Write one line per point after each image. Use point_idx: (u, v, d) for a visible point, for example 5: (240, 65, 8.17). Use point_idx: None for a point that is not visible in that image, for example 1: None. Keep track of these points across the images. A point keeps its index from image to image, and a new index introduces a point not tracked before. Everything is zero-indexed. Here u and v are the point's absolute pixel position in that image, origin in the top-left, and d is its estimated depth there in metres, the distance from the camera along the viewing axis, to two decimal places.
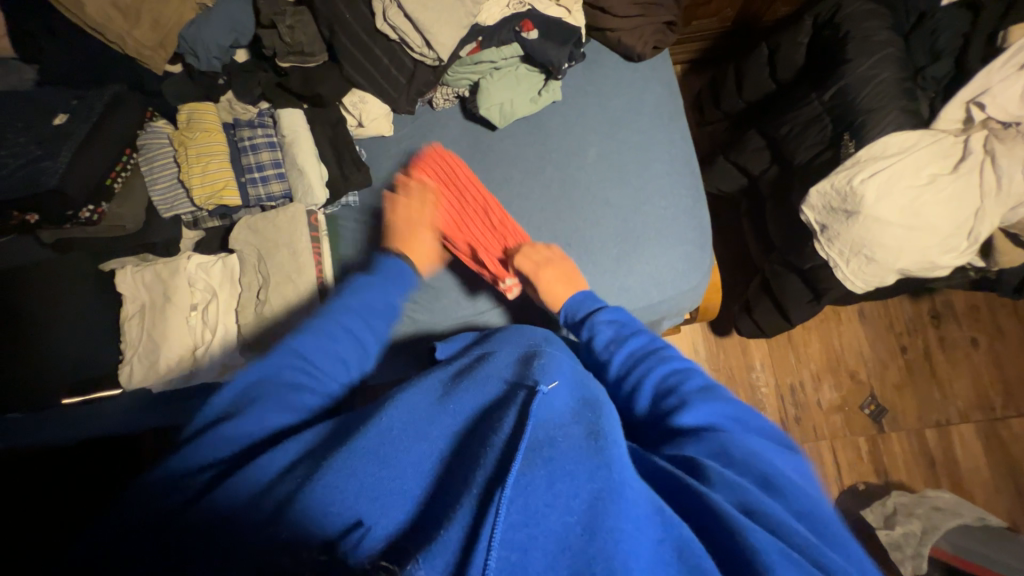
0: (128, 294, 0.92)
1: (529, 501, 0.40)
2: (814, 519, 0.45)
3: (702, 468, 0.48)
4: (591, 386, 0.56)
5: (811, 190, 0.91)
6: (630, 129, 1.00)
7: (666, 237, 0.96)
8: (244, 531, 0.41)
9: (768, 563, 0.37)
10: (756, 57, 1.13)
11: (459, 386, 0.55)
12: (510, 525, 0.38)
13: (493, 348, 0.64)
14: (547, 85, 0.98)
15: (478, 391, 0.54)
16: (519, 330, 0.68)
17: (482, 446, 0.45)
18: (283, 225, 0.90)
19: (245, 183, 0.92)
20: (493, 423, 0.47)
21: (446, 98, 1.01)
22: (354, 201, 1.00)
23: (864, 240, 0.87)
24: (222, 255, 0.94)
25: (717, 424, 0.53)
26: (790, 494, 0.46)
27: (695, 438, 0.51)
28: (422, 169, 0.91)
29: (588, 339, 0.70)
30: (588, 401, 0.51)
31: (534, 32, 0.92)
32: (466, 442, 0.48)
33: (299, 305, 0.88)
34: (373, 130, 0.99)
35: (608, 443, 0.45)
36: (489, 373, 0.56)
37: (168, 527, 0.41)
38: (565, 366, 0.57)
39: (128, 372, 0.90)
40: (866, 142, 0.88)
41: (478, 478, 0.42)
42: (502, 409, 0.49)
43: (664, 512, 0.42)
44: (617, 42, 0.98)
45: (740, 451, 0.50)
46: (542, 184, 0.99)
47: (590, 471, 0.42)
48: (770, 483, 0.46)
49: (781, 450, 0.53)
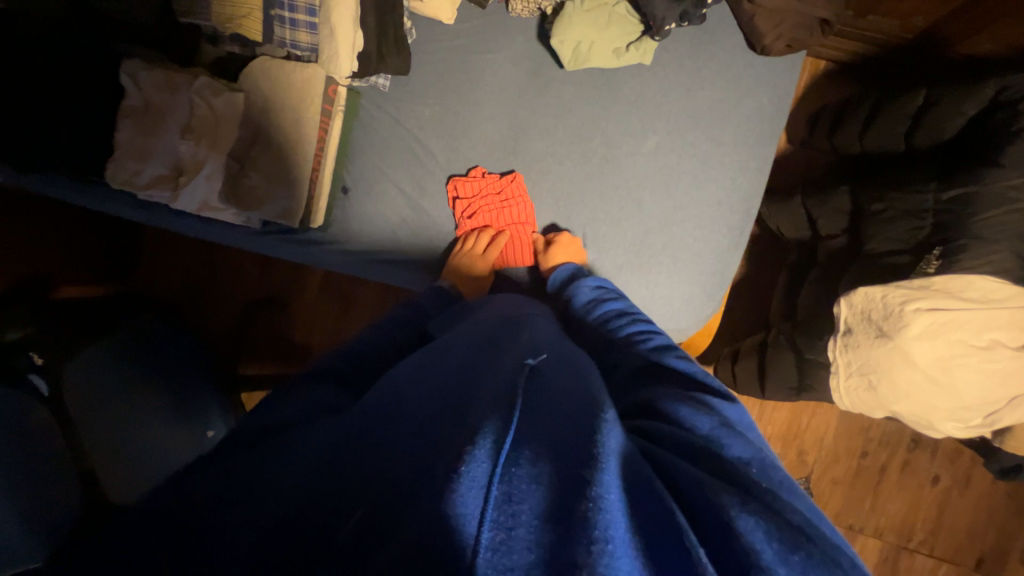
0: (127, 87, 0.84)
1: (514, 482, 0.36)
2: (777, 474, 0.42)
3: (664, 435, 0.45)
4: (578, 363, 0.55)
5: (860, 288, 0.80)
6: (707, 133, 0.84)
7: (680, 268, 0.86)
8: (260, 477, 0.39)
9: (734, 518, 0.34)
10: (903, 104, 0.90)
11: (444, 348, 0.56)
12: (501, 500, 0.35)
13: (483, 317, 0.65)
14: (638, 41, 0.81)
15: (466, 352, 0.54)
16: (515, 300, 0.73)
17: (467, 410, 0.43)
18: (296, 87, 0.84)
19: (273, 18, 0.82)
20: (479, 387, 0.46)
21: (525, 6, 0.86)
22: (383, 86, 0.91)
23: (879, 366, 0.78)
24: (234, 88, 0.84)
25: (699, 392, 0.52)
26: (755, 451, 0.44)
27: (672, 406, 0.49)
28: (471, 182, 0.88)
29: (571, 296, 0.76)
30: (573, 382, 0.49)
31: None
32: (449, 401, 0.45)
33: (283, 174, 0.86)
34: (431, 10, 0.85)
35: (584, 416, 0.43)
36: (466, 339, 0.58)
37: (194, 476, 0.40)
38: (552, 349, 0.57)
39: (114, 169, 0.85)
40: (951, 269, 0.76)
41: (460, 438, 0.39)
42: (492, 377, 0.47)
43: (638, 473, 0.38)
44: (748, 18, 0.79)
45: (711, 413, 0.48)
46: (582, 154, 0.86)
47: (574, 450, 0.39)
48: (741, 441, 0.44)
49: (730, 401, 0.52)
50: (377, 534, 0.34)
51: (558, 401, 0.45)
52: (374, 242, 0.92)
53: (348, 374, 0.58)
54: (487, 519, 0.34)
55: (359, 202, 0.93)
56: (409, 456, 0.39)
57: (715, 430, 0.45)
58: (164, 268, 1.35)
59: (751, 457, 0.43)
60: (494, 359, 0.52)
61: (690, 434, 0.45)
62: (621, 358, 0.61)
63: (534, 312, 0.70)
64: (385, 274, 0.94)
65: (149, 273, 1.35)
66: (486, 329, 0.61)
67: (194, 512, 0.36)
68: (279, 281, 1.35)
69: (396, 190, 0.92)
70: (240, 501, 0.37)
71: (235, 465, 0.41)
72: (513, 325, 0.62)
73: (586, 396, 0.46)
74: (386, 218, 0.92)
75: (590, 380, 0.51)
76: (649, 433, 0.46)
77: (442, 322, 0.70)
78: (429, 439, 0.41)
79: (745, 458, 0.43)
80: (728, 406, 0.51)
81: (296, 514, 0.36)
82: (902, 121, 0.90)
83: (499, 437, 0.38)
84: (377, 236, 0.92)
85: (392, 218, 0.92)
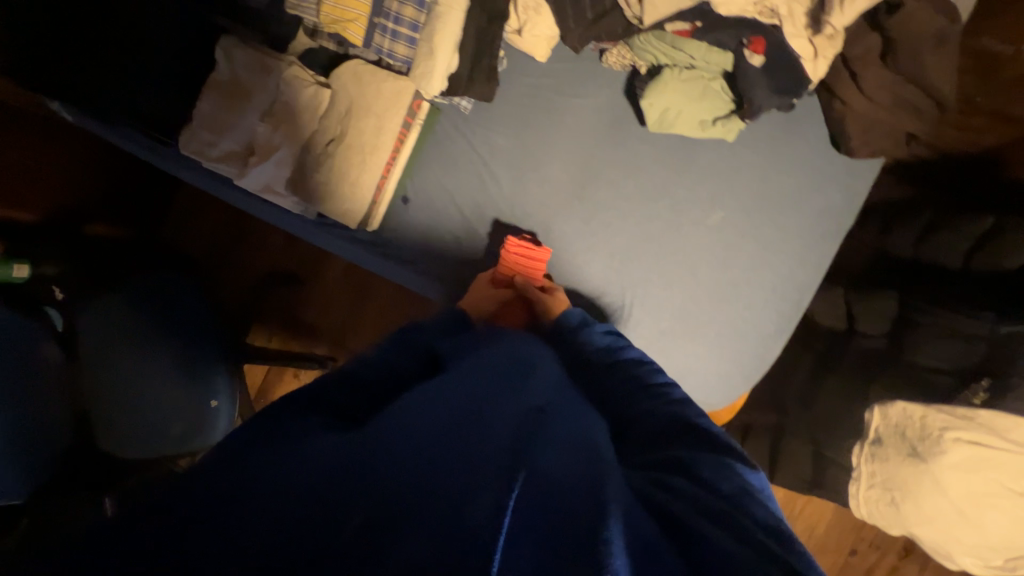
0: (219, 63, 0.87)
1: (524, 514, 0.35)
2: (798, 545, 0.41)
3: (679, 489, 0.45)
4: (588, 415, 0.53)
5: (898, 403, 0.80)
6: (774, 218, 0.84)
7: (722, 344, 0.86)
8: (265, 477, 0.38)
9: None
10: (969, 224, 0.90)
11: (454, 371, 0.54)
12: (509, 527, 0.34)
13: (497, 344, 0.63)
14: (726, 118, 0.80)
15: (479, 376, 0.52)
16: (531, 338, 0.71)
17: (479, 435, 0.41)
18: (386, 95, 0.84)
19: (375, 26, 0.82)
20: (491, 415, 0.45)
21: (619, 60, 0.86)
22: (465, 108, 0.92)
23: (905, 484, 0.78)
24: (319, 82, 0.86)
25: (724, 454, 0.51)
26: (775, 518, 0.44)
27: (692, 463, 0.49)
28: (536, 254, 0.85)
29: (583, 338, 0.74)
30: (587, 432, 0.48)
31: (759, 57, 0.75)
32: (462, 420, 0.44)
33: (350, 175, 0.86)
34: (526, 45, 0.86)
35: (594, 469, 0.41)
36: (481, 362, 0.56)
37: (217, 474, 0.38)
38: (562, 395, 0.55)
39: (188, 136, 0.88)
40: (994, 404, 0.84)
41: (476, 460, 0.38)
42: (507, 408, 0.46)
43: (650, 529, 0.38)
44: (837, 119, 0.78)
45: (730, 473, 0.48)
46: (646, 214, 0.87)
47: (582, 496, 0.38)
48: (758, 506, 0.45)
49: (751, 468, 0.51)
50: (382, 540, 0.32)
51: (569, 443, 0.44)
52: (421, 255, 0.93)
53: (354, 402, 0.54)
54: (497, 543, 0.32)
55: (415, 213, 0.93)
56: (419, 465, 0.38)
57: (735, 493, 0.46)
58: (195, 226, 1.34)
59: (775, 522, 0.43)
60: (504, 392, 0.50)
61: (705, 494, 0.45)
62: (645, 409, 0.60)
63: (544, 351, 0.67)
64: (425, 286, 0.94)
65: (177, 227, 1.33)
66: (498, 357, 0.58)
67: (209, 510, 0.35)
68: (302, 260, 1.36)
69: (455, 210, 0.92)
70: (252, 503, 0.35)
71: (244, 466, 0.40)
72: (527, 361, 0.59)
73: (595, 447, 0.45)
74: (435, 234, 0.92)
75: (600, 434, 0.50)
76: (657, 485, 0.45)
77: (456, 345, 0.64)
78: (441, 454, 0.39)
79: (770, 521, 0.43)
80: (751, 471, 0.51)
81: (305, 507, 0.34)
82: (965, 239, 0.90)
83: (510, 476, 0.37)
84: (417, 245, 0.93)
85: (445, 237, 0.92)
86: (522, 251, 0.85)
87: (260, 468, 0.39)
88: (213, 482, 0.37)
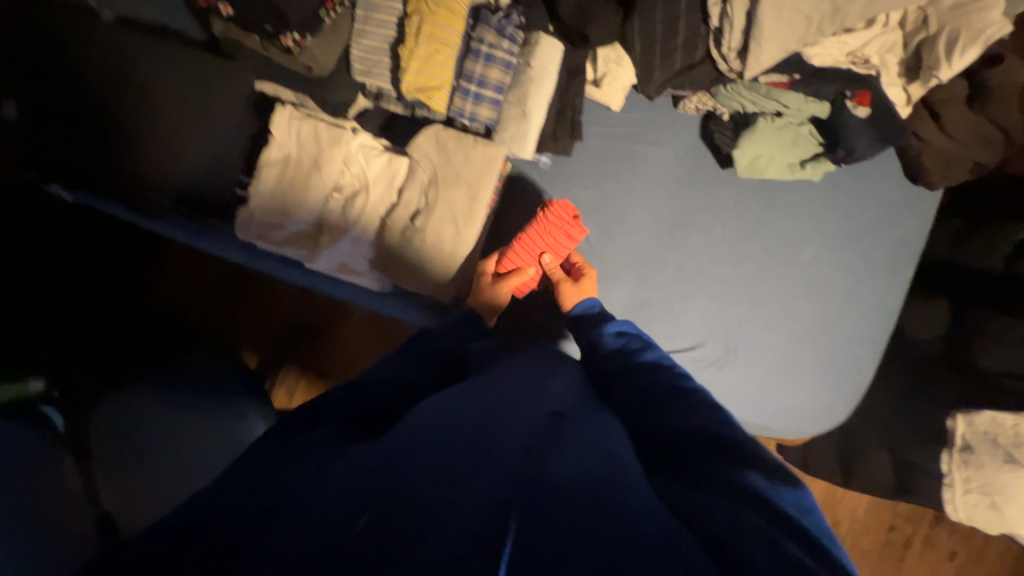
0: (277, 138, 0.79)
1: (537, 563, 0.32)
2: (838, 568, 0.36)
3: (708, 501, 0.41)
4: (604, 416, 0.50)
5: (985, 411, 0.88)
6: (860, 249, 0.88)
7: (822, 376, 0.88)
8: (276, 508, 0.35)
9: None
10: (1008, 233, 0.97)
11: (477, 384, 0.51)
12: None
13: (517, 354, 0.60)
14: (816, 162, 0.83)
15: (501, 394, 0.49)
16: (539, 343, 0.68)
17: (491, 465, 0.38)
18: (476, 161, 0.79)
19: (456, 89, 0.78)
20: (509, 434, 0.42)
21: (698, 105, 0.85)
22: (544, 164, 0.88)
23: (1005, 488, 0.86)
24: (390, 150, 0.82)
25: (752, 461, 0.45)
26: (811, 539, 0.38)
27: (719, 468, 0.44)
28: (568, 231, 0.79)
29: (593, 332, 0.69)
30: (608, 434, 0.46)
31: (863, 109, 0.77)
32: (477, 445, 0.40)
33: (440, 248, 0.80)
34: (604, 97, 0.84)
35: (613, 480, 0.39)
36: (506, 379, 0.52)
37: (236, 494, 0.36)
38: (583, 404, 0.51)
39: (246, 219, 0.79)
40: None
41: (487, 494, 0.36)
42: (526, 427, 0.43)
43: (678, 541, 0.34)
44: (911, 153, 0.82)
45: (765, 486, 0.42)
46: (739, 258, 0.88)
47: (600, 523, 0.35)
48: (795, 521, 0.39)
49: (788, 482, 0.44)
50: None
51: (588, 459, 0.41)
52: None
53: (366, 407, 0.50)
54: None
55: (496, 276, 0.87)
56: (434, 505, 0.35)
57: (768, 503, 0.41)
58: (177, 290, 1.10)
59: (814, 541, 0.38)
60: (522, 407, 0.47)
61: (737, 504, 0.40)
62: (666, 407, 0.53)
63: (557, 356, 0.63)
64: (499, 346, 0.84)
65: (168, 295, 1.08)
66: (520, 372, 0.54)
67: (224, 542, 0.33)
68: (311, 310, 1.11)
69: None
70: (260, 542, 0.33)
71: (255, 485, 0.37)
72: (547, 370, 0.57)
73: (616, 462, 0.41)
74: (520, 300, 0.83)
75: (621, 441, 0.46)
76: (691, 497, 0.41)
77: (478, 352, 0.62)
78: (449, 489, 0.36)
79: (813, 543, 0.38)
80: (788, 488, 0.43)
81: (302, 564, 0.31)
82: (1004, 245, 0.97)
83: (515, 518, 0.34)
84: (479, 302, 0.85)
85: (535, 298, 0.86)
86: (551, 227, 0.78)
87: (281, 485, 0.37)
88: (226, 498, 0.36)
